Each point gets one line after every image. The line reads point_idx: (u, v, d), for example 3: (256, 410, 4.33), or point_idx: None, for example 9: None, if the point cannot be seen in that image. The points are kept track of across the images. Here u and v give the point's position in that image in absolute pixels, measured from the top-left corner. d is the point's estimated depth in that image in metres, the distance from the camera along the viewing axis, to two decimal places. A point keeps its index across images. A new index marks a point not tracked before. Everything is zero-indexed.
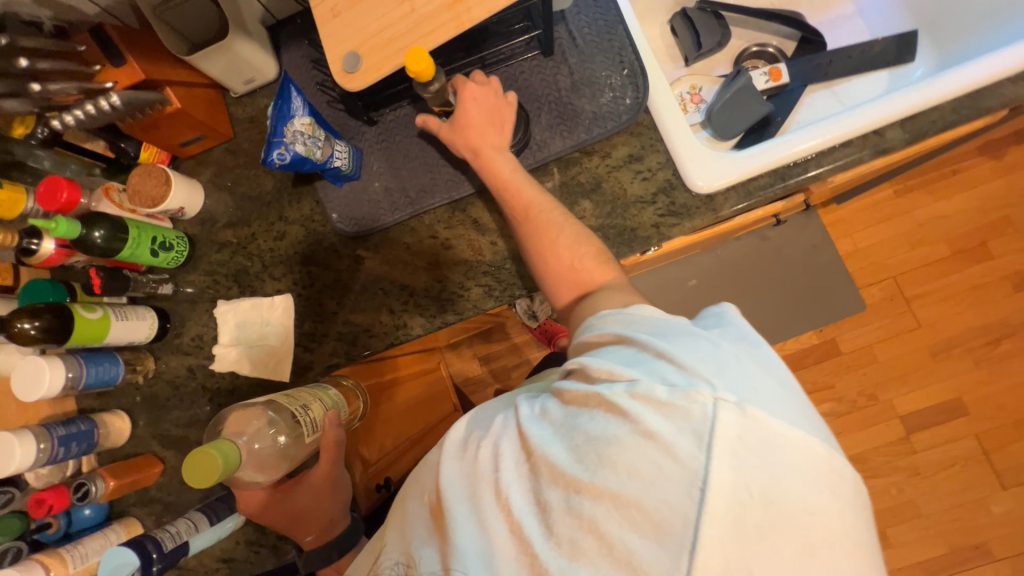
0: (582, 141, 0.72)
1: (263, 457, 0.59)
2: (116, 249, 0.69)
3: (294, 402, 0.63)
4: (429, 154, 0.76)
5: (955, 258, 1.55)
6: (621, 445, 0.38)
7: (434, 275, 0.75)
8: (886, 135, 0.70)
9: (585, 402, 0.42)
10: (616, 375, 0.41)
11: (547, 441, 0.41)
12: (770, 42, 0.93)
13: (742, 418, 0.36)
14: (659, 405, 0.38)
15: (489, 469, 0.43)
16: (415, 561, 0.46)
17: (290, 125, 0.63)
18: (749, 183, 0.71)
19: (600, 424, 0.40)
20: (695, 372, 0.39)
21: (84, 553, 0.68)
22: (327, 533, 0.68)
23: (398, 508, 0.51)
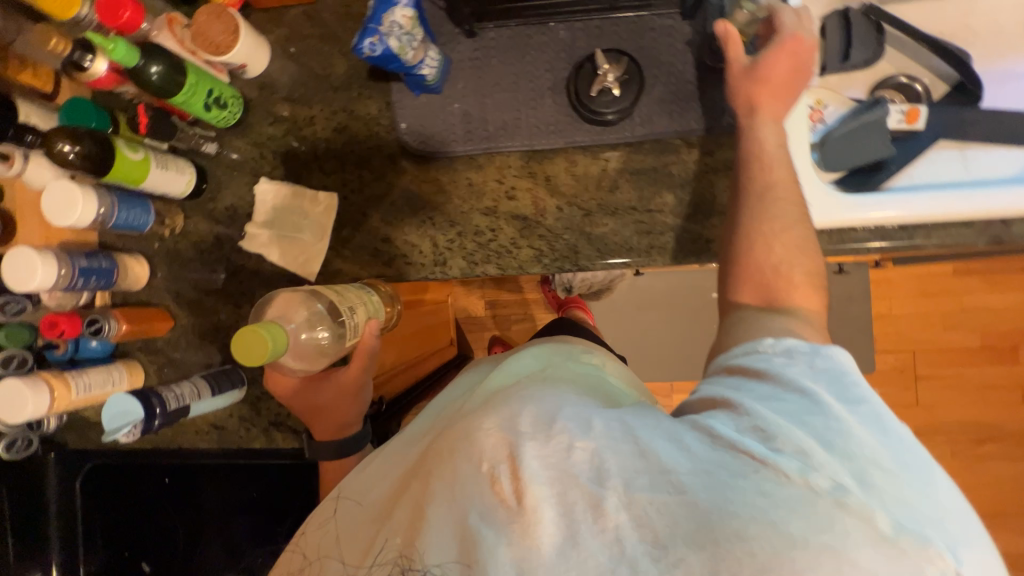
0: (690, 130, 0.65)
1: (304, 348, 0.60)
2: (169, 92, 0.63)
3: (342, 300, 0.63)
4: (521, 91, 0.69)
5: (980, 352, 1.52)
6: (821, 563, 0.34)
7: (489, 221, 0.71)
8: (1011, 227, 0.63)
9: (782, 478, 0.37)
10: (814, 462, 0.38)
11: (700, 493, 0.37)
12: (920, 77, 0.83)
13: None
14: (878, 539, 0.35)
15: (596, 482, 0.38)
16: (472, 538, 0.39)
17: (390, 14, 0.56)
18: (845, 230, 0.65)
19: (787, 514, 0.35)
20: (921, 518, 0.36)
21: (88, 383, 0.70)
22: (342, 432, 0.71)
23: (429, 472, 0.44)
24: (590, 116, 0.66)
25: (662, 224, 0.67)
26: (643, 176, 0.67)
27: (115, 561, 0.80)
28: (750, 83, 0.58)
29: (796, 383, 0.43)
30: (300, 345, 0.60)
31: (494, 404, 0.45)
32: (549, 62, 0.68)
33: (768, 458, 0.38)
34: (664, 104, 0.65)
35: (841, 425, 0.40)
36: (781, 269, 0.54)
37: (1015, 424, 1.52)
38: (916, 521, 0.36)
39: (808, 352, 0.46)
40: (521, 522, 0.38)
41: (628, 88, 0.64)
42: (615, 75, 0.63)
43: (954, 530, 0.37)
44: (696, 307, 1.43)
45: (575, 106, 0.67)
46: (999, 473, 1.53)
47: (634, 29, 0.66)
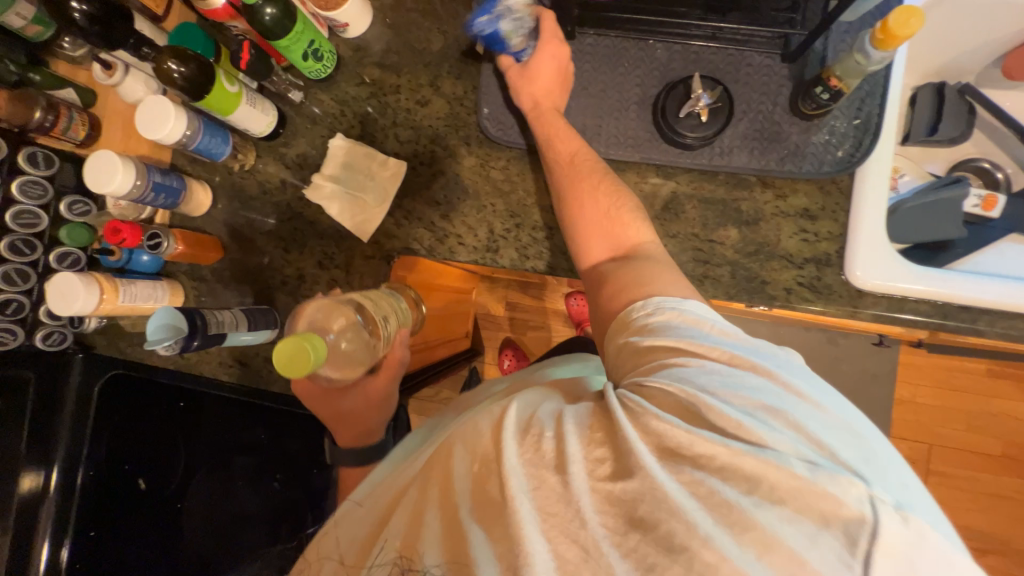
0: (768, 169, 0.65)
1: (340, 355, 0.61)
2: (277, 34, 0.66)
3: (377, 310, 0.64)
4: (607, 100, 0.70)
5: (999, 460, 1.47)
6: (752, 521, 0.34)
7: (549, 219, 0.71)
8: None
9: (703, 442, 0.38)
10: (736, 423, 0.38)
11: (633, 462, 0.38)
12: (1004, 166, 0.81)
13: (900, 522, 0.34)
14: (794, 481, 0.35)
15: (557, 465, 0.39)
16: (449, 544, 0.39)
17: None
18: (908, 300, 0.64)
19: (718, 485, 0.36)
20: (834, 451, 0.37)
21: (134, 293, 0.73)
22: (365, 439, 0.70)
23: (418, 481, 0.44)
24: (672, 137, 0.66)
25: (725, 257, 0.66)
26: (710, 206, 0.67)
27: (109, 480, 0.70)
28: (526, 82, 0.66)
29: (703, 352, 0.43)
30: (336, 353, 0.60)
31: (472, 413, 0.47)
32: (640, 77, 0.69)
33: (689, 428, 0.38)
34: (748, 140, 0.65)
35: (745, 382, 0.41)
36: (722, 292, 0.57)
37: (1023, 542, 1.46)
38: (825, 455, 0.36)
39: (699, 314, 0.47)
40: (501, 521, 0.38)
41: (717, 117, 0.64)
42: (705, 102, 0.63)
43: (861, 451, 0.37)
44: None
45: (658, 125, 0.67)
46: None
47: (731, 63, 0.67)
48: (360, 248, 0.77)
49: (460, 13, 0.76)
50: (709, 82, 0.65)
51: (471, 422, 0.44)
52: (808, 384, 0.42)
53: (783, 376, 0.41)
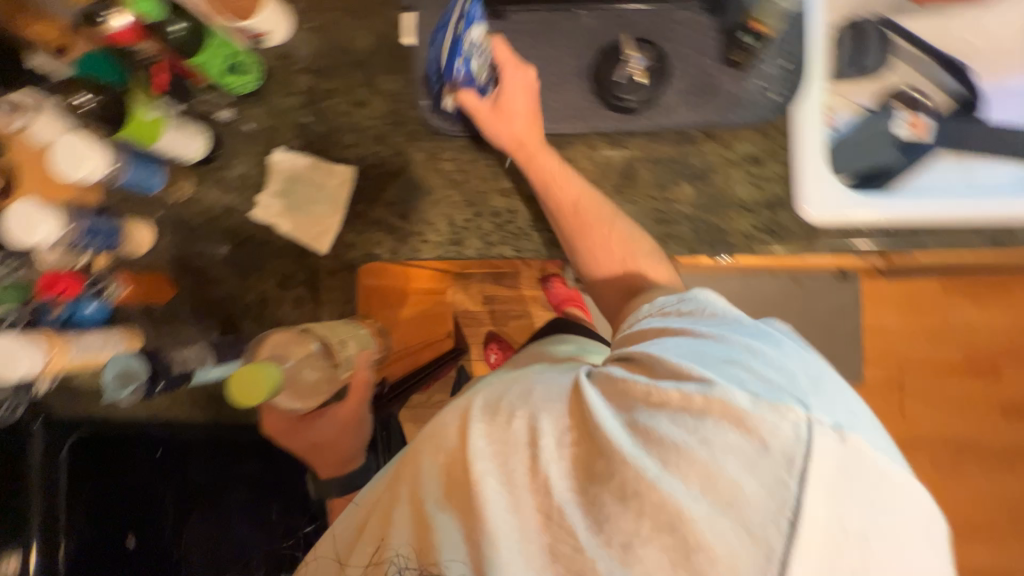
0: (710, 122, 0.66)
1: (300, 386, 0.60)
2: (191, 53, 0.63)
3: (333, 335, 0.65)
4: (545, 76, 0.69)
5: (964, 367, 1.57)
6: (695, 456, 0.37)
7: (507, 202, 0.71)
8: (1015, 232, 0.65)
9: (659, 394, 0.40)
10: (689, 372, 0.40)
11: (594, 421, 0.40)
12: (928, 89, 0.85)
13: (837, 442, 0.36)
14: (736, 413, 0.37)
15: (527, 441, 0.41)
16: (427, 531, 0.43)
17: (469, 35, 0.61)
18: (858, 228, 0.67)
19: (666, 424, 0.38)
20: (775, 383, 0.39)
21: (84, 346, 0.67)
22: (346, 466, 0.71)
23: (397, 480, 0.48)
24: (614, 103, 0.67)
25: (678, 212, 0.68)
26: (662, 166, 0.68)
27: (96, 534, 0.70)
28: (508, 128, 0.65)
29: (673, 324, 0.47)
30: (298, 384, 0.60)
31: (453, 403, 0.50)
32: (574, 48, 0.69)
33: (651, 383, 0.41)
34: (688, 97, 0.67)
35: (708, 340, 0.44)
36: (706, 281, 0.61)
37: (993, 438, 1.57)
38: (769, 388, 0.39)
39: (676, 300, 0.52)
40: (469, 500, 0.41)
41: (653, 76, 0.66)
42: (641, 63, 0.66)
43: (804, 385, 0.40)
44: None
45: (599, 92, 0.67)
46: (975, 485, 1.57)
47: (661, 22, 0.67)
48: (321, 261, 0.74)
49: (384, 7, 0.74)
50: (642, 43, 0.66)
51: (440, 419, 0.47)
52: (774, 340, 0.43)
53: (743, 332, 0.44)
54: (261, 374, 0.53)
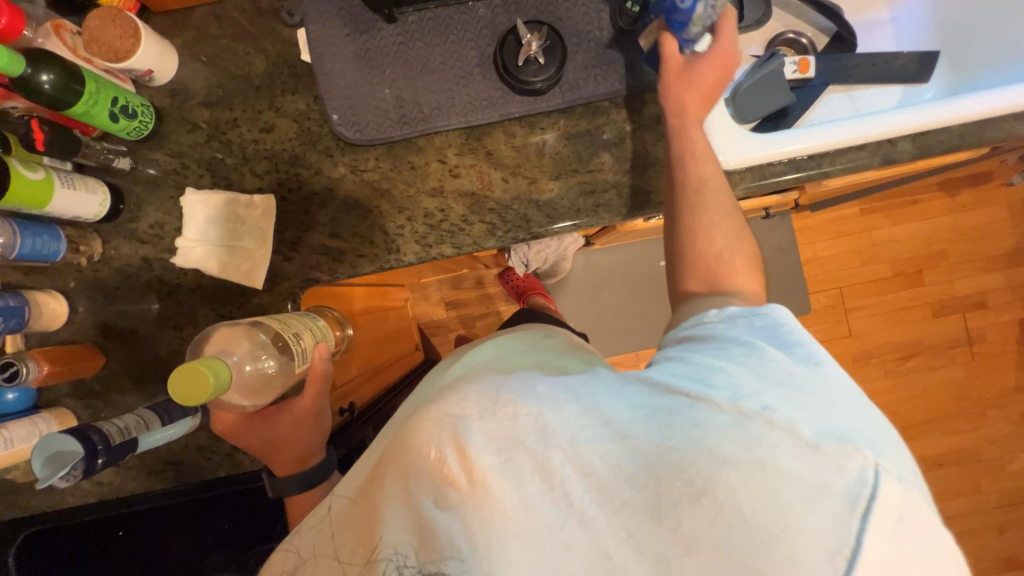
0: (615, 90, 0.69)
1: (251, 383, 0.57)
2: (68, 103, 0.58)
3: (288, 329, 0.62)
4: (450, 71, 0.70)
5: (894, 279, 1.71)
6: (749, 478, 0.40)
7: (437, 202, 0.70)
8: (897, 145, 0.72)
9: (716, 410, 0.43)
10: (743, 388, 0.43)
11: (649, 439, 0.42)
12: (806, 32, 0.92)
13: (900, 493, 0.39)
14: (807, 444, 0.40)
15: (541, 447, 0.42)
16: (430, 525, 0.44)
17: None
18: (766, 167, 0.71)
19: (720, 439, 0.41)
20: (851, 427, 0.42)
21: (9, 439, 0.62)
22: (303, 465, 0.69)
23: (384, 473, 0.47)
24: (522, 85, 0.67)
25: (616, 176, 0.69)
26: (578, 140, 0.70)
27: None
28: (684, 89, 0.63)
29: (733, 338, 0.49)
30: (246, 378, 0.56)
31: (454, 389, 0.48)
32: (473, 40, 0.69)
33: (710, 403, 0.43)
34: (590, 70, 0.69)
35: (771, 355, 0.46)
36: (717, 244, 0.59)
37: (932, 338, 1.71)
38: (840, 427, 0.41)
39: (748, 315, 0.51)
40: (474, 502, 0.42)
41: (553, 54, 0.67)
42: (538, 43, 0.65)
43: (875, 434, 0.42)
44: (648, 275, 1.49)
45: (506, 76, 0.68)
46: (923, 383, 1.72)
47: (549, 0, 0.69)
48: (258, 297, 0.71)
49: (273, 26, 0.71)
50: (537, 24, 0.68)
51: (418, 420, 0.46)
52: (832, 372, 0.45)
53: (808, 362, 0.46)
54: (206, 373, 0.50)
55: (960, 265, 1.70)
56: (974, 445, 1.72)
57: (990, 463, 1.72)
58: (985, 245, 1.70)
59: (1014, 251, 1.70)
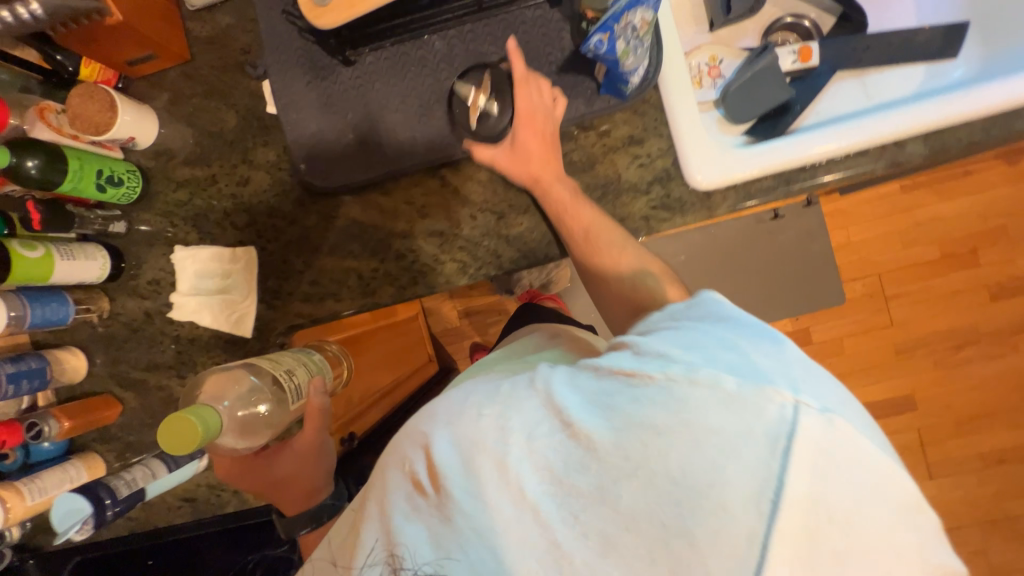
0: (581, 115, 0.65)
1: (246, 422, 0.60)
2: (55, 183, 0.63)
3: (277, 366, 0.63)
4: (410, 109, 0.68)
5: (943, 261, 1.54)
6: (672, 437, 0.37)
7: (407, 243, 0.70)
8: (907, 147, 0.63)
9: (636, 376, 0.40)
10: (667, 354, 0.40)
11: (589, 424, 0.39)
12: (808, 14, 0.83)
13: (825, 426, 0.35)
14: (727, 396, 0.37)
15: (496, 439, 0.41)
16: (404, 535, 0.44)
17: (631, 15, 0.54)
18: (752, 182, 0.65)
19: (648, 409, 0.38)
20: (770, 366, 0.38)
21: (42, 487, 0.69)
22: (310, 500, 0.72)
23: (369, 488, 0.49)
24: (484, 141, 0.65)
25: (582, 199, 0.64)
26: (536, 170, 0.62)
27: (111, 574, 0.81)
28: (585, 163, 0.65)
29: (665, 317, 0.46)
30: (237, 422, 0.60)
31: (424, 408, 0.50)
32: (431, 75, 0.68)
33: (631, 368, 0.40)
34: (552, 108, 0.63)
35: (697, 323, 0.43)
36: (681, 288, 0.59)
37: (990, 323, 1.54)
38: (758, 370, 0.37)
39: (684, 308, 0.47)
40: (440, 501, 0.43)
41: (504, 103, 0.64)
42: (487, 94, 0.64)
43: (796, 368, 0.38)
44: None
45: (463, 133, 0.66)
46: (980, 373, 1.56)
47: (508, 25, 0.66)
48: (248, 345, 0.75)
49: (240, 80, 0.73)
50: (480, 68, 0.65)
51: (403, 432, 0.48)
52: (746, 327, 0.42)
53: (729, 322, 0.43)
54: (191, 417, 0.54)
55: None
56: None
57: None
58: None
59: None
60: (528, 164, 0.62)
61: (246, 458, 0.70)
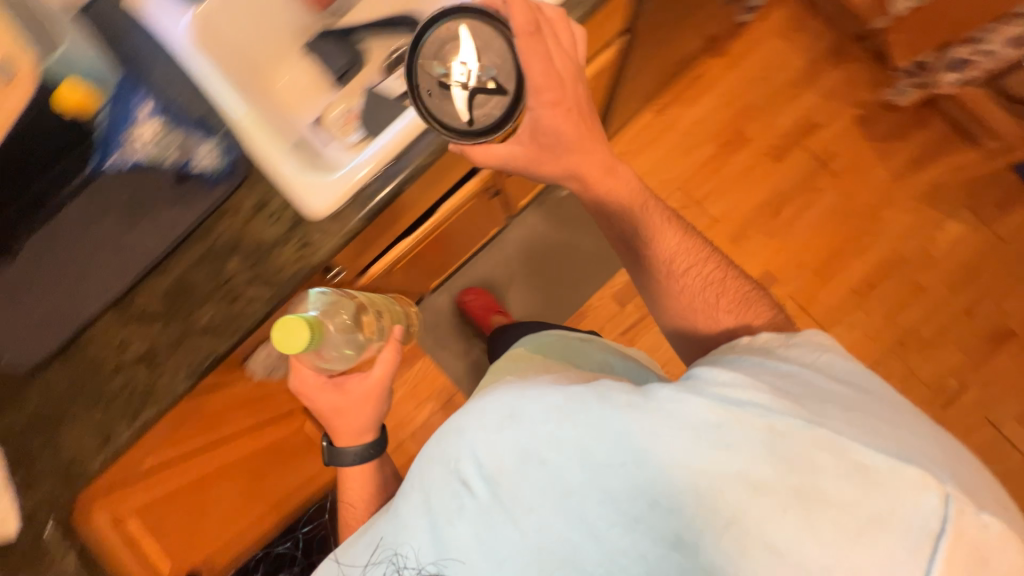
0: (208, 208, 0.75)
1: (349, 340, 0.81)
2: None
3: (368, 313, 0.91)
4: (68, 268, 0.75)
5: (721, 151, 1.71)
6: (808, 483, 0.55)
7: (121, 377, 0.75)
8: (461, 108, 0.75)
9: (737, 417, 0.58)
10: (793, 411, 0.58)
11: (705, 456, 0.57)
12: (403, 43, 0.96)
13: (960, 519, 0.52)
14: (861, 462, 0.55)
15: (620, 476, 0.59)
16: (455, 530, 0.65)
17: (138, 134, 0.73)
18: (363, 191, 0.74)
19: (756, 457, 0.56)
20: (902, 453, 0.57)
21: None
22: (358, 436, 0.96)
23: (410, 489, 0.71)
24: (479, 133, 0.69)
25: (668, 222, 0.89)
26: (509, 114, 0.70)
27: None
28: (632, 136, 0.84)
29: (784, 367, 0.66)
30: (338, 340, 0.78)
31: (467, 412, 0.71)
32: (74, 233, 0.75)
33: (743, 407, 0.59)
34: (574, 87, 0.76)
35: (835, 392, 0.63)
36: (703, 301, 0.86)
37: (788, 180, 1.69)
38: (896, 452, 0.56)
39: (785, 342, 0.70)
40: (505, 503, 0.63)
41: (507, 93, 0.70)
42: (478, 70, 0.69)
43: (930, 462, 0.57)
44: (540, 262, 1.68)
45: (440, 122, 0.69)
46: (807, 223, 1.68)
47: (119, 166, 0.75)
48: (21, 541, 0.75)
49: None
50: (482, 18, 0.69)
51: (457, 437, 0.68)
52: (886, 413, 0.62)
53: (848, 385, 0.65)
54: (310, 329, 0.68)
55: (771, 105, 1.71)
56: (891, 250, 1.65)
57: (915, 257, 1.64)
58: (780, 76, 1.72)
59: (807, 66, 1.71)
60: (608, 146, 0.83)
61: (323, 380, 0.90)
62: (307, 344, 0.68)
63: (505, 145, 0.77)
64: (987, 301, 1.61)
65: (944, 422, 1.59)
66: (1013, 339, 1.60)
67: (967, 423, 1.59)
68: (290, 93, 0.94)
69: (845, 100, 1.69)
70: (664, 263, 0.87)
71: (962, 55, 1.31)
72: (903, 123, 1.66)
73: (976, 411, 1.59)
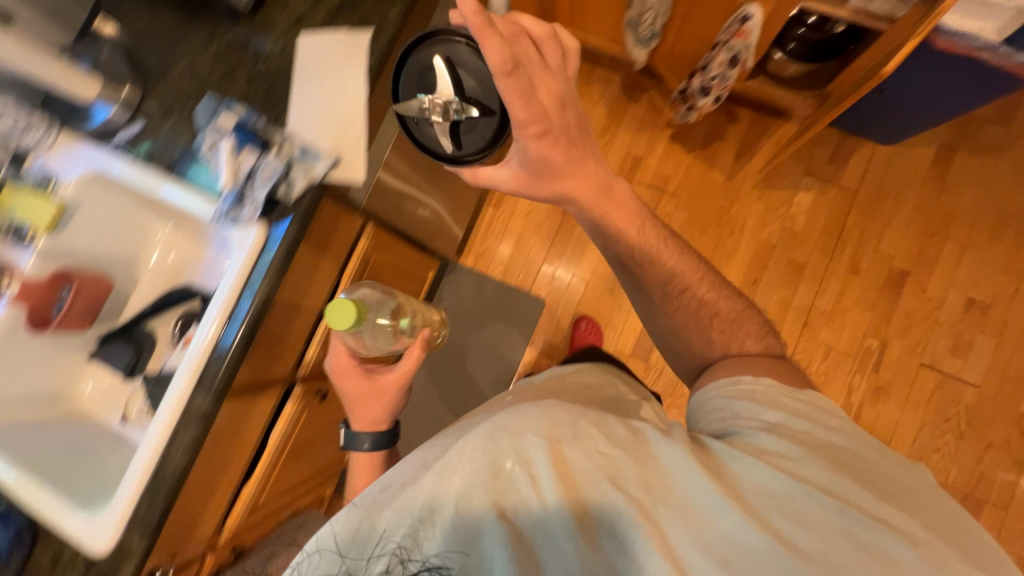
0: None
1: (378, 330, 0.91)
2: None
3: (398, 311, 1.01)
4: None
5: (567, 217, 1.78)
6: (864, 541, 0.54)
7: None
8: (196, 404, 0.79)
9: (799, 480, 0.59)
10: (841, 478, 0.60)
11: (768, 511, 0.56)
12: (177, 314, 1.02)
13: None
14: (918, 534, 0.55)
15: (699, 523, 0.55)
16: (502, 540, 0.54)
17: None
18: (134, 516, 0.77)
19: (824, 520, 0.55)
20: (957, 545, 0.56)
21: None
22: (375, 428, 0.94)
23: (454, 470, 0.57)
24: (472, 157, 0.73)
25: (665, 242, 0.87)
26: (505, 127, 0.73)
27: None
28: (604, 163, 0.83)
29: (826, 436, 0.67)
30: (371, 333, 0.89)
31: (523, 414, 0.61)
32: None
33: (802, 471, 0.60)
34: (562, 115, 0.66)
35: (873, 464, 0.65)
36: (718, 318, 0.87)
37: None
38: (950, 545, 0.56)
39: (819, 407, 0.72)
40: (579, 520, 0.55)
41: (494, 109, 0.72)
42: (457, 99, 0.70)
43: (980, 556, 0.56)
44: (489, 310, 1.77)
45: (428, 150, 0.73)
46: None
47: None
48: None
49: None
50: (455, 40, 0.72)
51: (529, 432, 0.58)
52: (921, 492, 0.63)
53: (888, 462, 0.66)
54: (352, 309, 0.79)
55: None
56: (758, 240, 1.66)
57: (782, 237, 1.65)
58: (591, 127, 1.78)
59: (609, 110, 1.77)
60: (567, 182, 0.76)
61: (357, 365, 0.95)
62: (349, 327, 0.79)
63: (496, 168, 0.73)
64: (866, 251, 1.60)
65: (884, 383, 1.54)
66: (909, 276, 1.57)
67: (906, 375, 1.54)
68: (98, 399, 1.01)
69: (655, 124, 1.75)
70: (661, 286, 0.87)
71: (697, 87, 1.32)
72: (715, 124, 1.72)
73: (909, 360, 1.54)
